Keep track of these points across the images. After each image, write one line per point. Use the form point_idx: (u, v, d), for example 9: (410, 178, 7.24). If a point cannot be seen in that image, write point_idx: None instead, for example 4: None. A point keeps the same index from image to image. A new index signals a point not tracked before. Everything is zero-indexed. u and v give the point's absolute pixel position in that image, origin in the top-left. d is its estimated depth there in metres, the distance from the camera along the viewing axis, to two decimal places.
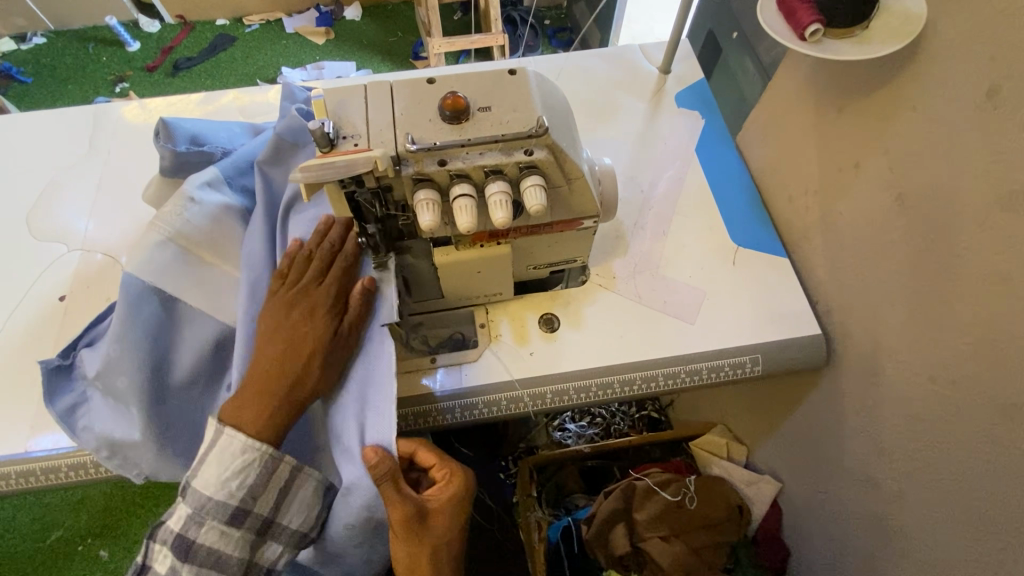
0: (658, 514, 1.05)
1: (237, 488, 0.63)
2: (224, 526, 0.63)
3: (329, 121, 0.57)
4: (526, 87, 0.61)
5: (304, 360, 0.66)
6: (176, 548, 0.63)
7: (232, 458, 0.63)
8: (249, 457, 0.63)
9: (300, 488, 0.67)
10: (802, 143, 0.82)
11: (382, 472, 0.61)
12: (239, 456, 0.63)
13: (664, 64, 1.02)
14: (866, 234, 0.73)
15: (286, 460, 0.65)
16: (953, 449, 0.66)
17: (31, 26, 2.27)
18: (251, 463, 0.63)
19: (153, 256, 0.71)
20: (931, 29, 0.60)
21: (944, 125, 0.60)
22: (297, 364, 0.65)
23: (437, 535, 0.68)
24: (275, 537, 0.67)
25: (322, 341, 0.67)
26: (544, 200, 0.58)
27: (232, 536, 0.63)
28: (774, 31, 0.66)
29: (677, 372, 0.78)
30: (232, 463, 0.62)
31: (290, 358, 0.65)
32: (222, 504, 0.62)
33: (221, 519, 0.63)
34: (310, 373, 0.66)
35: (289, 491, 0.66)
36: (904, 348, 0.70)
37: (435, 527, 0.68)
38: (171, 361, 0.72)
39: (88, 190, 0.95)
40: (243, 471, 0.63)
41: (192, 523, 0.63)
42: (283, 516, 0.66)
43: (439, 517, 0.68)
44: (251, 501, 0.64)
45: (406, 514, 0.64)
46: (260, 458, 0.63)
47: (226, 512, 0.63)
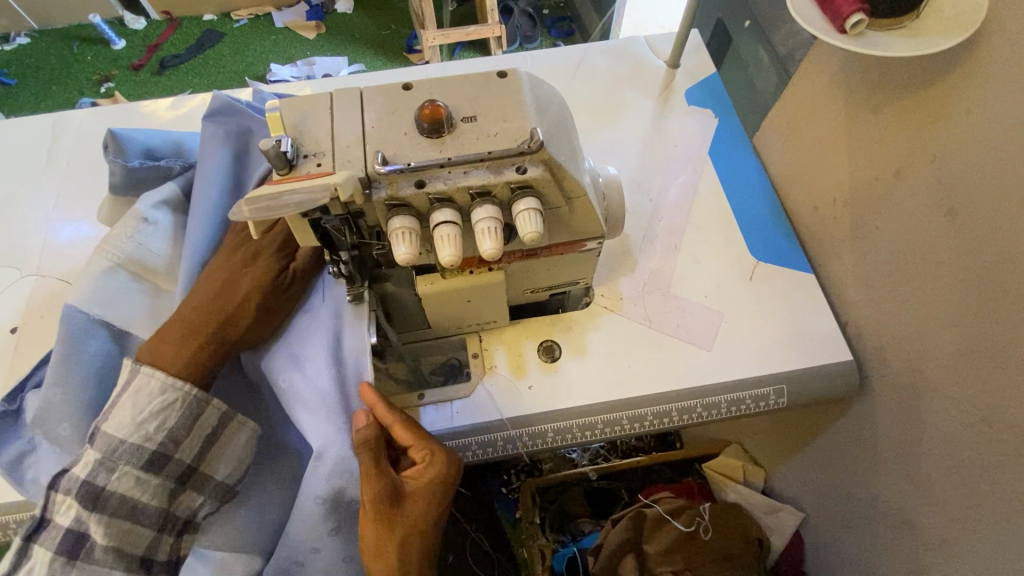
0: (670, 546, 0.98)
1: (156, 430, 0.56)
2: (141, 472, 0.55)
3: (287, 139, 0.49)
4: (517, 92, 0.52)
5: (240, 301, 0.61)
6: (81, 495, 0.54)
7: (150, 398, 0.56)
8: (169, 397, 0.57)
9: (231, 441, 0.61)
10: (830, 146, 0.73)
11: (363, 438, 0.58)
12: (159, 396, 0.56)
13: (673, 57, 0.93)
14: (907, 252, 0.64)
15: (215, 403, 0.59)
16: (1011, 501, 0.58)
17: (12, 24, 2.18)
18: (172, 403, 0.57)
19: (99, 287, 0.64)
20: (994, 18, 0.51)
21: (1007, 131, 0.51)
22: (232, 303, 0.61)
23: (416, 526, 0.59)
24: (198, 487, 0.60)
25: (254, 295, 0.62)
26: (540, 227, 0.50)
27: (149, 484, 0.56)
28: (805, 22, 0.57)
29: (692, 406, 0.70)
30: (149, 403, 0.56)
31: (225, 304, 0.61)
32: (136, 447, 0.55)
33: (136, 464, 0.55)
34: (244, 310, 0.61)
35: (218, 438, 0.60)
36: (951, 382, 0.62)
37: (416, 516, 0.59)
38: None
39: (46, 208, 0.87)
40: (163, 412, 0.56)
41: (101, 468, 0.54)
42: (207, 467, 0.60)
43: (420, 503, 0.60)
44: (171, 446, 0.57)
45: (379, 492, 0.57)
46: (183, 400, 0.57)
47: (141, 457, 0.55)
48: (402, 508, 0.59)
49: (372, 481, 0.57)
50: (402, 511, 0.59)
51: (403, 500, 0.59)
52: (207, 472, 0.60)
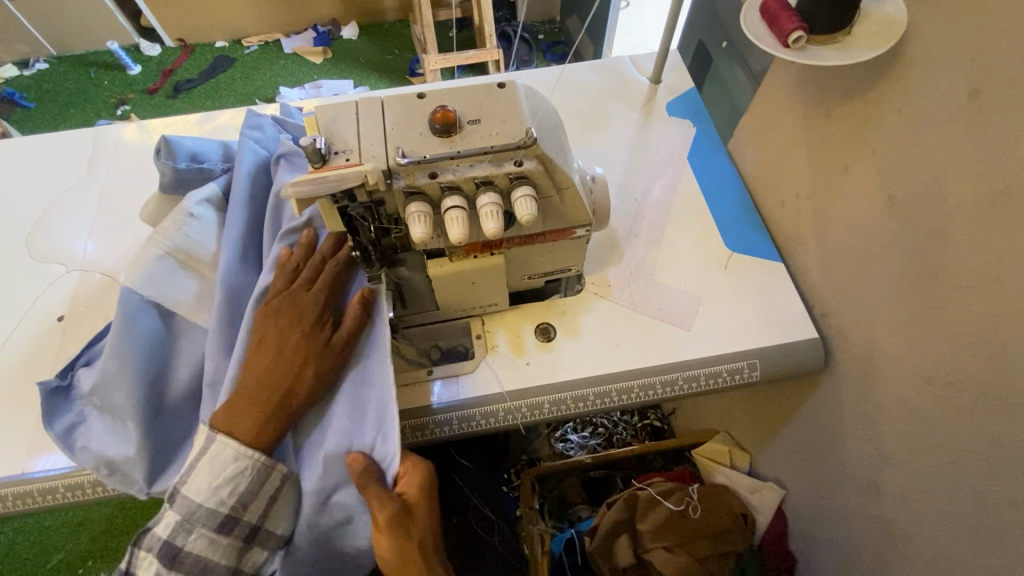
0: (661, 524, 1.04)
1: (228, 494, 0.63)
2: (214, 534, 0.63)
3: (321, 138, 0.58)
4: (515, 99, 0.62)
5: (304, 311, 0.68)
6: (162, 553, 0.62)
7: (224, 465, 0.63)
8: (242, 464, 0.63)
9: (292, 502, 0.67)
10: (791, 149, 0.83)
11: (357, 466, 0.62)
12: (233, 463, 0.63)
13: (655, 74, 1.04)
14: (858, 238, 0.73)
15: (278, 469, 0.65)
16: (954, 451, 0.65)
17: (33, 51, 2.31)
18: (243, 470, 0.63)
19: (152, 272, 0.72)
20: (912, 33, 0.60)
21: (929, 127, 0.60)
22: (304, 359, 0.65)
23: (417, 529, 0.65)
24: (262, 543, 0.66)
25: (321, 350, 0.67)
26: (535, 210, 0.59)
27: (220, 543, 0.63)
28: (755, 39, 0.66)
29: (674, 379, 0.78)
30: (223, 470, 0.62)
31: (294, 345, 0.66)
32: (212, 510, 0.62)
33: (211, 526, 0.63)
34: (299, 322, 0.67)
35: (280, 504, 0.66)
36: (899, 349, 0.70)
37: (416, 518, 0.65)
38: (168, 374, 0.73)
39: (87, 211, 0.96)
40: (234, 478, 0.63)
41: (181, 529, 0.62)
42: (270, 523, 0.65)
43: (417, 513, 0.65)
44: (241, 510, 0.64)
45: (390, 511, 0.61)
46: (251, 467, 0.63)
47: (216, 519, 0.63)
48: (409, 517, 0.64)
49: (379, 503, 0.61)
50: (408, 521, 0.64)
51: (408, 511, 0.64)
52: (269, 529, 0.66)
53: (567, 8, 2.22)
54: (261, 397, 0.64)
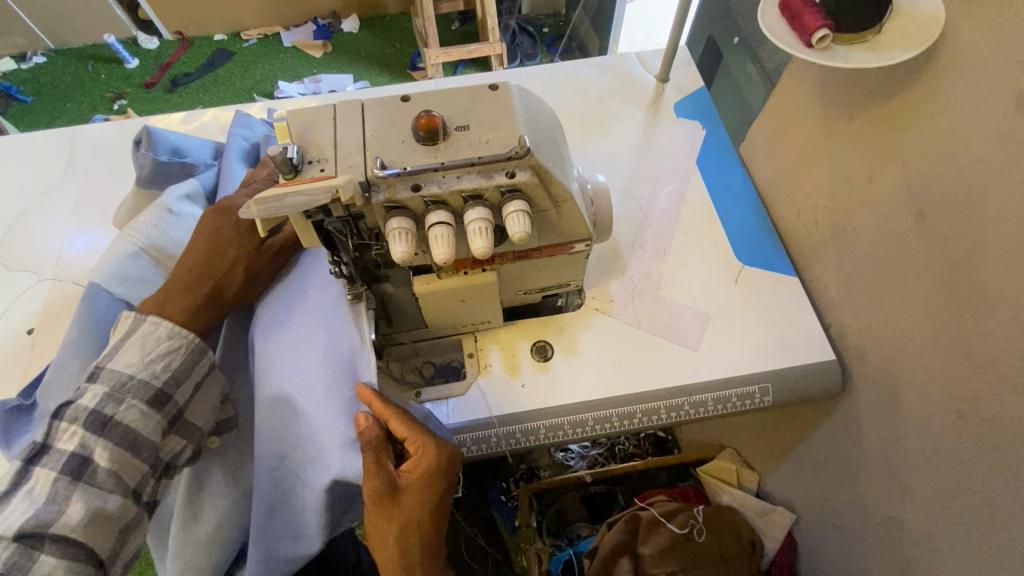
0: (664, 547, 0.99)
1: (162, 370, 0.59)
2: (145, 408, 0.58)
3: (293, 146, 0.53)
4: (508, 104, 0.56)
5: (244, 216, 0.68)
6: (88, 423, 0.55)
7: (157, 342, 0.60)
8: (177, 342, 0.61)
9: (216, 391, 0.65)
10: (809, 154, 0.77)
11: (366, 440, 0.59)
12: (166, 340, 0.60)
13: (662, 71, 0.98)
14: (882, 255, 0.67)
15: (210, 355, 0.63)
16: (986, 492, 0.60)
17: (30, 44, 2.27)
18: (178, 348, 0.61)
19: (124, 269, 0.68)
20: (951, 32, 0.54)
21: (967, 137, 0.54)
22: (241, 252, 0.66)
23: (413, 516, 0.60)
24: (184, 430, 0.62)
25: (255, 249, 0.67)
26: (528, 227, 0.53)
27: (153, 419, 0.58)
28: (775, 37, 0.60)
29: (679, 404, 0.73)
30: (158, 345, 0.60)
31: (230, 244, 0.67)
32: (144, 382, 0.58)
33: (141, 400, 0.58)
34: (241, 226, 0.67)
35: (205, 388, 0.63)
36: (926, 378, 0.64)
37: (415, 504, 0.60)
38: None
39: (63, 215, 0.91)
40: (169, 355, 0.60)
41: (109, 400, 0.56)
42: (194, 410, 0.62)
43: (414, 496, 0.60)
44: (173, 387, 0.60)
45: (376, 488, 0.58)
46: (183, 351, 0.61)
47: (147, 393, 0.58)
48: (400, 500, 0.59)
49: (370, 476, 0.58)
50: (395, 499, 0.59)
51: (399, 493, 0.59)
52: (191, 416, 0.62)
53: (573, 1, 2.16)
54: (196, 285, 0.64)
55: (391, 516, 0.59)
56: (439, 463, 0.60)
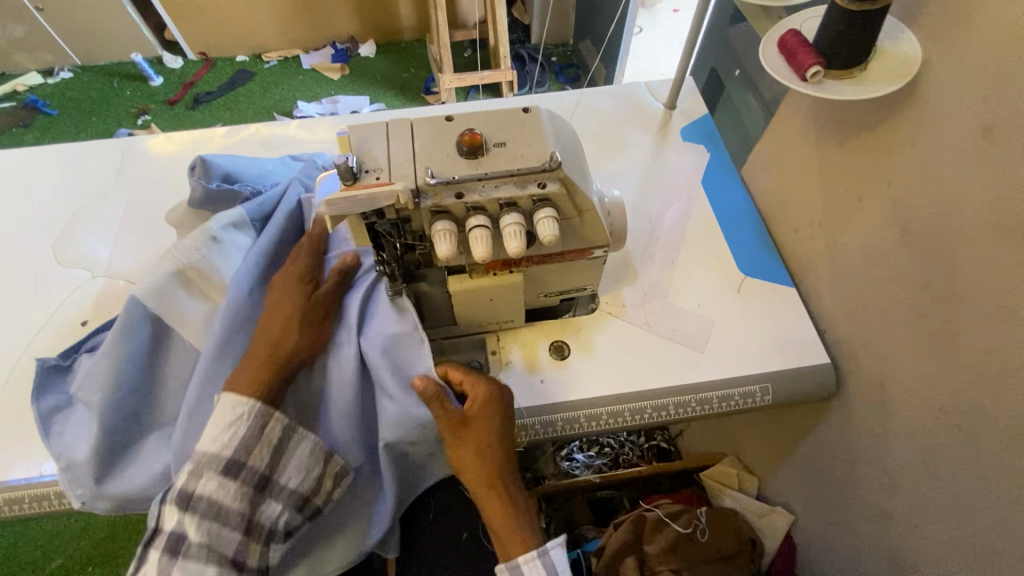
0: (669, 546, 1.03)
1: (231, 440, 0.63)
2: (220, 479, 0.62)
3: (353, 157, 0.60)
4: (539, 124, 0.64)
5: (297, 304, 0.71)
6: (176, 500, 0.61)
7: (222, 416, 0.63)
8: (241, 412, 0.64)
9: (308, 460, 0.68)
10: (805, 176, 0.84)
11: (429, 394, 0.67)
12: (231, 411, 0.63)
13: (669, 99, 1.07)
14: (870, 267, 0.74)
15: (278, 416, 0.66)
16: (968, 482, 0.65)
17: (59, 61, 2.37)
18: (242, 416, 0.64)
19: (159, 284, 0.74)
20: (927, 70, 0.62)
21: (943, 161, 0.62)
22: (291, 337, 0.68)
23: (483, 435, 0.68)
24: (275, 496, 0.66)
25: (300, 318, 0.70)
26: (557, 231, 0.60)
27: (229, 487, 0.63)
28: (773, 71, 0.67)
29: (686, 401, 0.79)
30: (222, 419, 0.63)
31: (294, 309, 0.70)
32: (215, 456, 0.62)
33: (216, 472, 0.62)
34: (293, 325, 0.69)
35: (285, 446, 0.67)
36: (912, 378, 0.70)
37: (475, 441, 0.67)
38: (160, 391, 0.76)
39: (113, 219, 0.98)
40: (234, 425, 0.63)
41: (191, 477, 0.62)
42: (281, 474, 0.66)
43: (483, 422, 0.68)
44: (244, 453, 0.64)
45: (445, 409, 0.68)
46: (251, 413, 0.64)
47: (219, 465, 0.62)
48: (470, 424, 0.68)
49: (441, 416, 0.68)
50: (464, 427, 0.68)
51: (468, 420, 0.68)
52: (281, 480, 0.66)
53: (580, 32, 2.30)
54: (262, 363, 0.67)
55: (464, 441, 0.68)
56: (493, 391, 0.70)
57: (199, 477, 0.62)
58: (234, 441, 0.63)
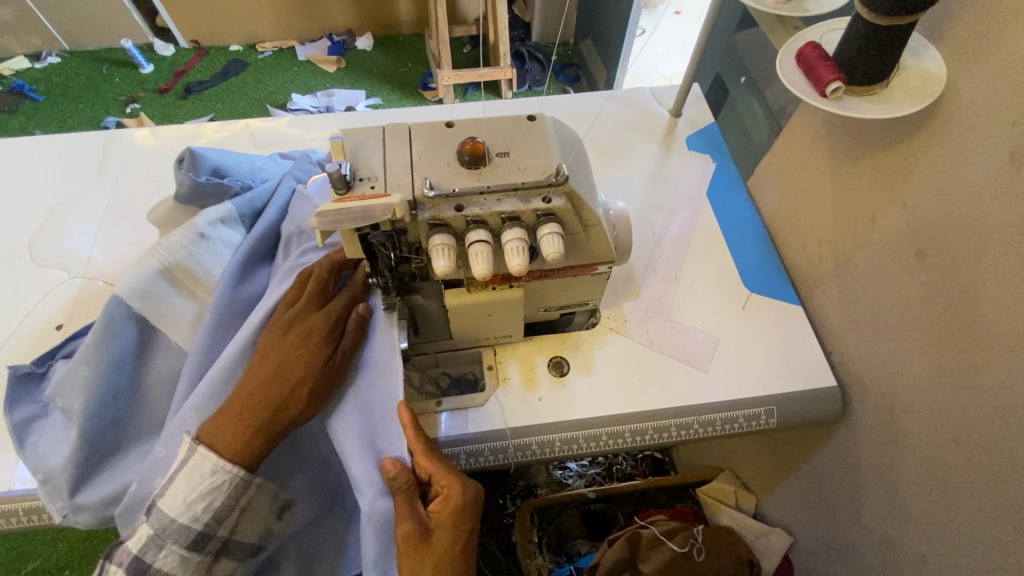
0: (664, 566, 1.01)
1: (203, 511, 0.60)
2: (184, 551, 0.60)
3: (346, 164, 0.56)
4: (545, 134, 0.61)
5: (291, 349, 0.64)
6: (132, 569, 0.59)
7: (200, 479, 0.59)
8: (219, 479, 0.59)
9: (265, 514, 0.65)
10: (815, 192, 0.82)
11: (398, 486, 0.61)
12: (209, 477, 0.59)
13: (675, 107, 1.04)
14: (883, 290, 0.72)
15: (255, 484, 0.62)
16: (979, 517, 0.63)
17: (46, 45, 2.30)
18: (219, 485, 0.60)
19: (145, 283, 0.70)
20: (951, 88, 0.60)
21: (966, 185, 0.59)
22: (287, 380, 0.62)
23: (447, 555, 0.61)
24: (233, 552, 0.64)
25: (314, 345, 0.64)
26: (561, 248, 0.57)
27: (192, 561, 0.61)
28: (791, 85, 0.64)
29: (689, 422, 0.76)
30: (200, 484, 0.59)
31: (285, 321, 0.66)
32: (183, 527, 0.59)
33: (181, 543, 0.60)
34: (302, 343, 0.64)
35: (252, 513, 0.64)
36: (923, 407, 0.68)
37: (435, 568, 0.60)
38: (145, 394, 0.71)
39: (94, 216, 0.93)
40: (209, 494, 0.59)
41: (151, 545, 0.59)
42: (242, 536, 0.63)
43: (446, 533, 0.62)
44: (213, 526, 0.61)
45: (409, 528, 0.60)
46: (229, 482, 0.60)
47: (186, 537, 0.60)
48: (431, 538, 0.61)
49: (405, 516, 0.61)
50: (428, 543, 0.60)
51: (430, 533, 0.61)
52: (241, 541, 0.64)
53: (582, 32, 2.26)
54: (253, 404, 0.60)
55: (422, 557, 0.60)
56: (466, 497, 0.62)
57: (160, 548, 0.60)
58: (206, 509, 0.60)
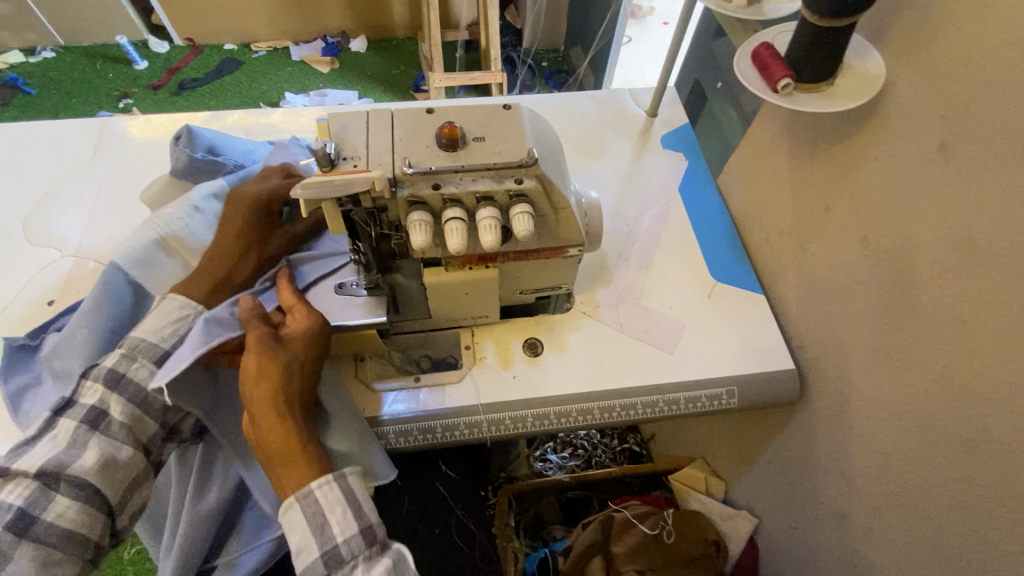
0: (635, 547, 1.06)
1: (172, 335, 0.67)
2: (156, 369, 0.65)
3: (331, 144, 0.60)
4: (519, 121, 0.65)
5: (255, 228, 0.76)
6: (106, 380, 0.63)
7: (172, 310, 0.68)
8: (187, 312, 0.69)
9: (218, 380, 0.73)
10: (777, 187, 0.87)
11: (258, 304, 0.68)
12: (179, 309, 0.69)
13: (651, 107, 1.09)
14: (835, 277, 0.77)
15: None
16: (919, 487, 0.68)
17: (39, 39, 2.32)
18: (189, 317, 0.69)
19: (143, 252, 0.74)
20: (893, 89, 0.65)
21: (905, 176, 0.64)
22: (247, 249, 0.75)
23: (297, 360, 0.66)
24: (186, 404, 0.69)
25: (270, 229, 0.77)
26: (531, 226, 0.61)
27: (161, 379, 0.66)
28: (747, 82, 0.69)
29: (655, 401, 0.80)
30: (172, 313, 0.68)
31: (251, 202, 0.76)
32: (154, 346, 0.66)
33: (153, 360, 0.65)
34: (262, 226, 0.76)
35: None
36: (871, 385, 0.73)
37: (282, 366, 0.64)
38: None
39: (87, 199, 0.96)
40: (181, 321, 0.68)
41: (125, 360, 0.64)
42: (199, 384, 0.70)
43: (300, 343, 0.67)
44: (181, 352, 0.67)
45: (260, 334, 0.65)
46: (195, 317, 0.69)
47: (158, 355, 0.66)
48: (283, 344, 0.66)
49: (256, 328, 0.66)
50: (280, 346, 0.66)
51: (282, 341, 0.66)
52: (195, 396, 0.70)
53: (570, 39, 2.33)
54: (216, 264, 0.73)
55: (271, 357, 0.64)
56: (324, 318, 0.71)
57: (132, 361, 0.65)
58: (175, 335, 0.68)
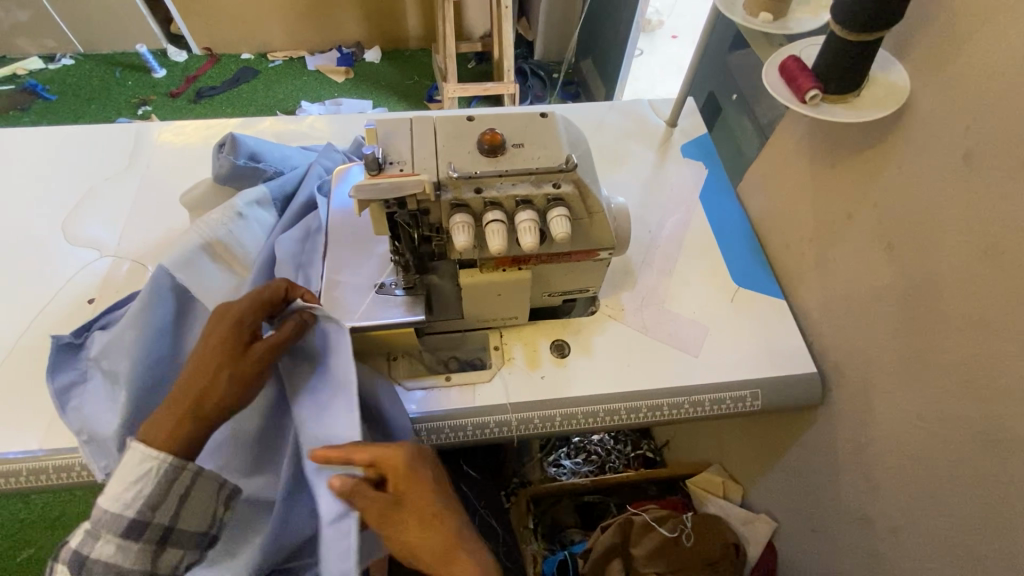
0: (654, 549, 1.07)
1: (134, 498, 0.60)
2: (120, 539, 0.60)
3: (379, 148, 0.63)
4: (556, 129, 0.68)
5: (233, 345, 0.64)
6: (71, 562, 0.59)
7: (131, 469, 0.60)
8: (148, 465, 0.60)
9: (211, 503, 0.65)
10: (799, 195, 0.89)
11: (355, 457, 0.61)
12: (138, 466, 0.60)
13: (671, 117, 1.12)
14: (858, 282, 0.79)
15: (187, 467, 0.62)
16: (943, 487, 0.69)
17: (61, 47, 2.37)
18: (148, 472, 0.61)
19: (187, 255, 0.75)
20: (916, 100, 0.67)
21: (929, 184, 0.67)
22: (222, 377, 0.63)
23: (422, 505, 0.62)
24: (177, 544, 0.63)
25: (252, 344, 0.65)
26: (569, 229, 0.63)
27: (131, 548, 0.61)
28: (775, 93, 0.72)
29: (680, 402, 0.82)
30: (130, 474, 0.60)
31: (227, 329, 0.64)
32: (115, 516, 0.60)
33: (116, 531, 0.60)
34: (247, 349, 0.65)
35: (192, 498, 0.63)
36: (893, 388, 0.74)
37: (412, 516, 0.62)
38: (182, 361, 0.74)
39: (123, 201, 0.99)
40: (139, 481, 0.60)
41: (88, 538, 0.60)
42: (183, 523, 0.63)
43: (414, 487, 0.62)
44: (148, 512, 0.61)
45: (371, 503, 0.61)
46: (159, 468, 0.61)
47: (119, 525, 0.60)
48: (394, 493, 0.61)
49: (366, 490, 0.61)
50: (394, 509, 0.62)
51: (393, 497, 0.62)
52: (186, 527, 0.64)
53: (582, 52, 2.37)
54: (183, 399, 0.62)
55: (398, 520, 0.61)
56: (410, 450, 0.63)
57: (96, 539, 0.60)
58: (138, 499, 0.60)
